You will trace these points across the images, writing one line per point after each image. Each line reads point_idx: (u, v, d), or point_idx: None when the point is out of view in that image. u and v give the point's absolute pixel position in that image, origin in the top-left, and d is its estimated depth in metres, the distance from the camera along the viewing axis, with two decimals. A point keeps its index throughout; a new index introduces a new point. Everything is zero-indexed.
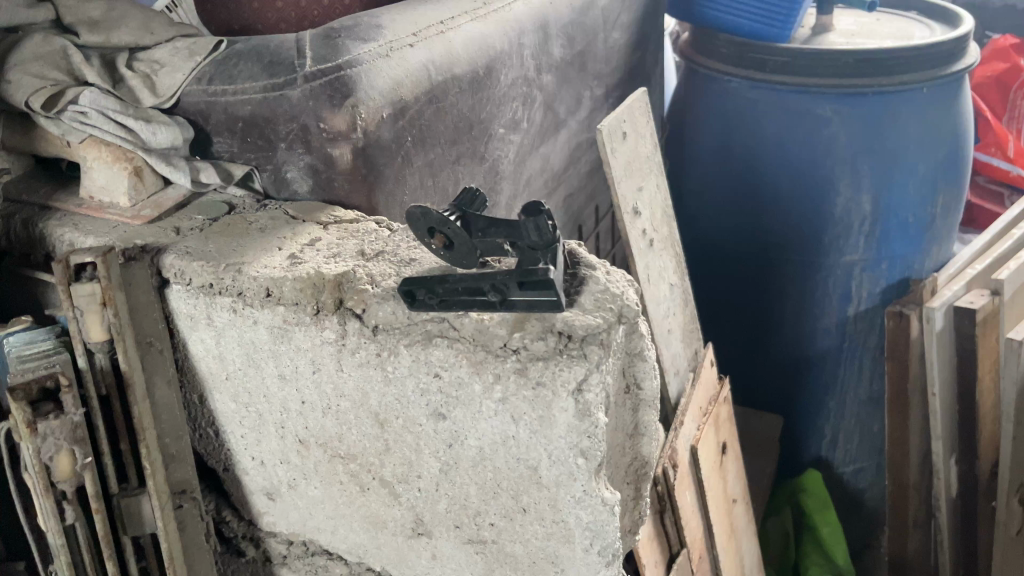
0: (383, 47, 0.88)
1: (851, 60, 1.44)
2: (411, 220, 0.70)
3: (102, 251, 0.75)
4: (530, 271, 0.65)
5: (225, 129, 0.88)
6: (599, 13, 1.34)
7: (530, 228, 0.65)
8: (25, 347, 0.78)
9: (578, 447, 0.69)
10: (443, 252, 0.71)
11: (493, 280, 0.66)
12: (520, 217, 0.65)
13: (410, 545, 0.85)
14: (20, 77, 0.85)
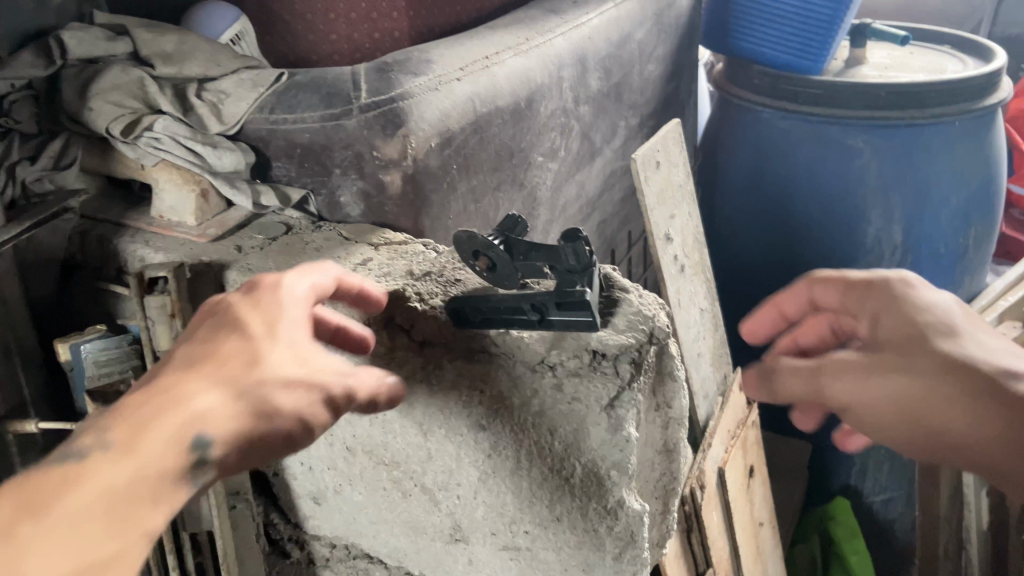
0: (433, 80, 0.94)
1: (882, 94, 1.47)
2: (458, 243, 0.75)
3: (172, 267, 0.82)
4: (566, 293, 0.68)
5: (283, 154, 0.95)
6: (636, 47, 1.39)
7: (567, 255, 0.67)
8: (101, 352, 0.85)
9: (610, 459, 0.75)
10: (490, 268, 0.76)
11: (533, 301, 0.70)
12: (558, 243, 0.67)
13: (448, 550, 0.90)
14: (101, 105, 0.91)
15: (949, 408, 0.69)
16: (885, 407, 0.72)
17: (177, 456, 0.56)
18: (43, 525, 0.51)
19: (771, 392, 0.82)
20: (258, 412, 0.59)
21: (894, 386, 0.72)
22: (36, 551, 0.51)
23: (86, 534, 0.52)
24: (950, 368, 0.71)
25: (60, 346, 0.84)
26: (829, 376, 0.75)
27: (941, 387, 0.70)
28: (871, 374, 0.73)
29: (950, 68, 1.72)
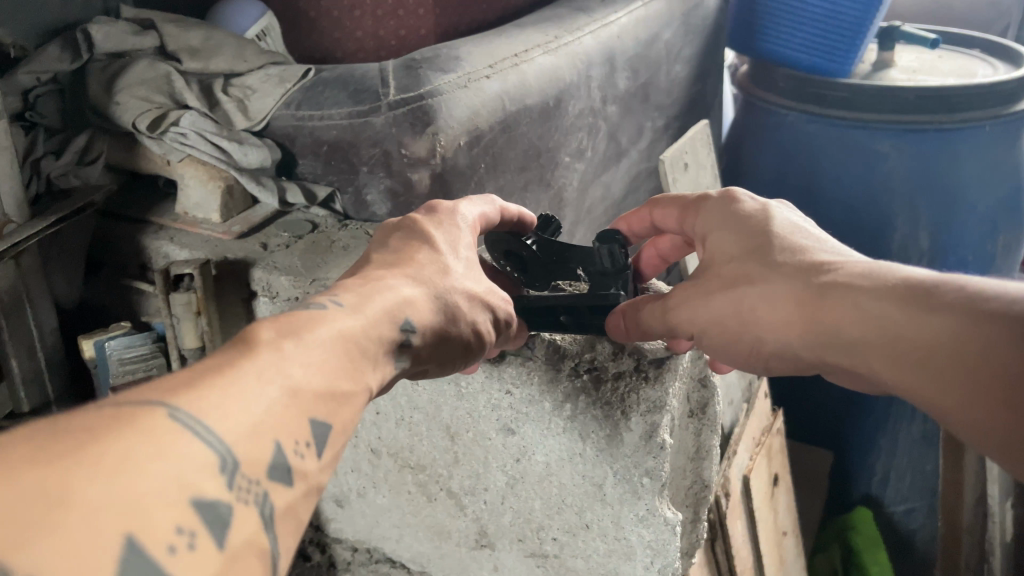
0: (461, 78, 0.93)
1: (911, 97, 1.45)
2: (488, 245, 0.74)
3: (198, 264, 0.81)
4: (602, 298, 0.68)
5: (310, 151, 0.93)
6: (663, 46, 1.37)
7: (603, 256, 0.71)
8: (126, 350, 0.83)
9: (643, 466, 0.73)
10: (518, 270, 0.76)
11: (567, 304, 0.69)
12: (596, 244, 0.71)
13: (472, 557, 0.88)
14: (128, 100, 0.90)
15: (747, 333, 0.63)
16: (709, 326, 0.65)
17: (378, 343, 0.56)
18: (293, 345, 0.49)
19: (639, 336, 0.68)
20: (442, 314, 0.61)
21: (757, 333, 0.63)
22: (292, 368, 0.47)
23: (326, 369, 0.49)
24: (772, 301, 0.61)
25: (85, 342, 0.84)
26: (670, 308, 0.66)
27: (746, 339, 0.63)
28: (761, 310, 0.62)
29: (980, 72, 1.69)
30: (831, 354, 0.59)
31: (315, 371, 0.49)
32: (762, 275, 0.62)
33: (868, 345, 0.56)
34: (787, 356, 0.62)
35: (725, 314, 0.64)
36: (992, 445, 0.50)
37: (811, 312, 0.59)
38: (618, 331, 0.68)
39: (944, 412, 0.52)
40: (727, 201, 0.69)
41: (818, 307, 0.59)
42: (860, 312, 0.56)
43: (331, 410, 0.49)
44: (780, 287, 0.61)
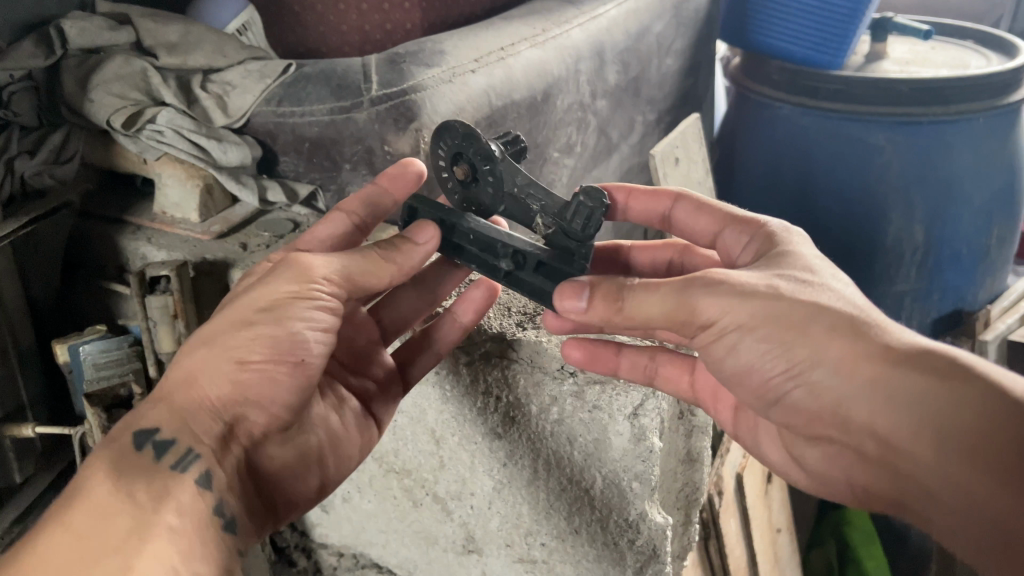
0: (447, 72, 0.90)
1: (907, 89, 1.42)
2: (450, 134, 0.67)
3: (175, 265, 0.78)
4: (565, 259, 0.65)
5: (292, 148, 0.91)
6: (654, 39, 1.35)
7: (577, 217, 0.62)
8: (101, 354, 0.81)
9: (632, 470, 0.71)
10: (467, 182, 0.69)
11: (514, 248, 0.66)
12: (577, 191, 0.61)
13: (460, 562, 0.86)
14: (102, 96, 0.88)
15: (795, 355, 0.56)
16: (749, 324, 0.57)
17: (149, 465, 0.58)
18: (34, 565, 0.51)
19: (615, 316, 0.60)
20: (228, 330, 0.60)
21: (807, 355, 0.56)
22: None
23: (83, 558, 0.52)
24: (841, 335, 0.55)
25: (58, 346, 0.82)
26: (703, 291, 0.57)
27: (796, 356, 0.56)
28: (823, 330, 0.55)
29: (974, 63, 1.67)
30: (882, 405, 0.54)
31: (72, 568, 0.52)
32: (835, 306, 0.56)
33: (935, 416, 0.52)
34: (821, 389, 0.56)
35: (782, 325, 0.56)
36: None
37: (884, 361, 0.54)
38: (571, 301, 0.61)
39: (1004, 508, 0.49)
40: (777, 240, 0.64)
41: (893, 359, 0.54)
42: (944, 381, 0.52)
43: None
44: (852, 325, 0.55)
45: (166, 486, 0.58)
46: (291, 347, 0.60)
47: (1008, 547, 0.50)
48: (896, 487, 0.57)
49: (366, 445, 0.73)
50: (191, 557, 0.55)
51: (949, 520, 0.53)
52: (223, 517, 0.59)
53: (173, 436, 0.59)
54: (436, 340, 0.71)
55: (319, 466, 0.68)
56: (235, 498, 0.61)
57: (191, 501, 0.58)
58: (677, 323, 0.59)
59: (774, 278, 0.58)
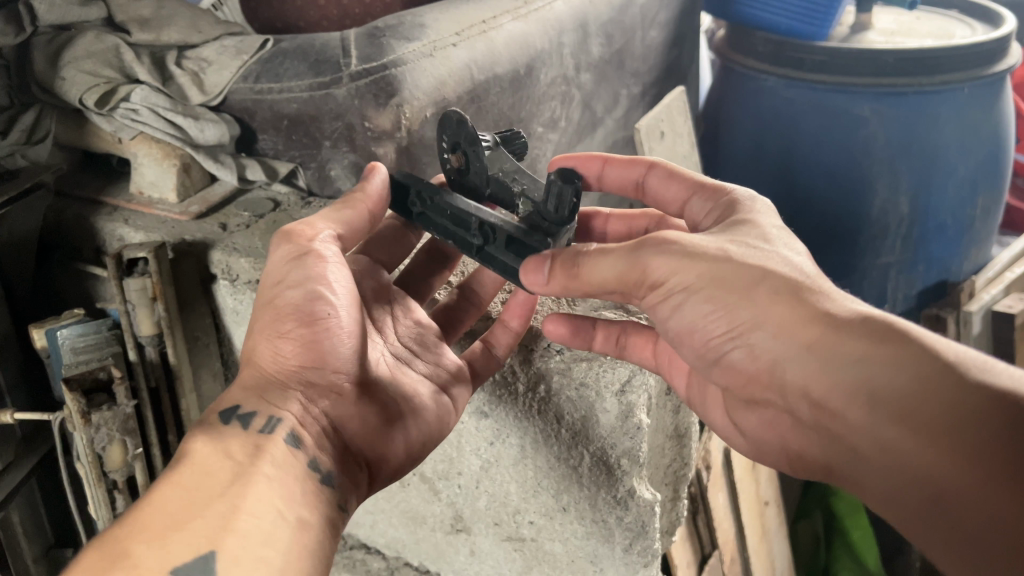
0: (427, 46, 0.88)
1: (891, 60, 1.41)
2: (446, 123, 0.67)
3: (152, 247, 0.76)
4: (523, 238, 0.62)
5: (271, 126, 0.90)
6: (637, 11, 1.33)
7: (550, 198, 0.59)
8: (79, 338, 0.79)
9: (620, 447, 0.71)
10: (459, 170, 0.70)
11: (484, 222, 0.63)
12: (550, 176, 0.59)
13: (448, 541, 0.86)
14: (74, 74, 0.86)
15: (737, 317, 0.57)
16: (702, 277, 0.56)
17: (239, 433, 0.58)
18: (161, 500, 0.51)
19: (568, 283, 0.59)
20: (261, 309, 0.63)
21: (751, 316, 0.56)
22: (170, 523, 0.50)
23: (195, 498, 0.51)
24: (783, 295, 0.55)
25: (36, 330, 0.79)
26: (650, 249, 0.57)
27: (737, 317, 0.56)
28: (772, 295, 0.55)
29: (959, 33, 1.66)
30: (818, 369, 0.54)
31: (187, 511, 0.51)
32: (784, 271, 0.56)
33: (869, 380, 0.51)
34: (757, 349, 0.57)
35: (731, 283, 0.56)
36: (953, 515, 0.47)
37: (821, 327, 0.54)
38: (534, 276, 0.60)
39: (926, 474, 0.48)
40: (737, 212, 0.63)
41: (834, 324, 0.53)
42: (884, 346, 0.51)
43: (232, 517, 0.51)
44: (796, 289, 0.56)
45: (258, 444, 0.57)
46: (309, 303, 0.61)
47: (931, 502, 0.48)
48: (827, 452, 0.57)
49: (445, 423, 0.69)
50: (293, 501, 0.54)
51: (878, 487, 0.52)
52: (319, 472, 0.58)
53: (254, 410, 0.59)
54: (494, 341, 0.69)
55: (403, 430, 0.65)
56: (325, 454, 0.59)
57: (285, 457, 0.57)
58: (630, 285, 0.59)
59: (727, 243, 0.58)
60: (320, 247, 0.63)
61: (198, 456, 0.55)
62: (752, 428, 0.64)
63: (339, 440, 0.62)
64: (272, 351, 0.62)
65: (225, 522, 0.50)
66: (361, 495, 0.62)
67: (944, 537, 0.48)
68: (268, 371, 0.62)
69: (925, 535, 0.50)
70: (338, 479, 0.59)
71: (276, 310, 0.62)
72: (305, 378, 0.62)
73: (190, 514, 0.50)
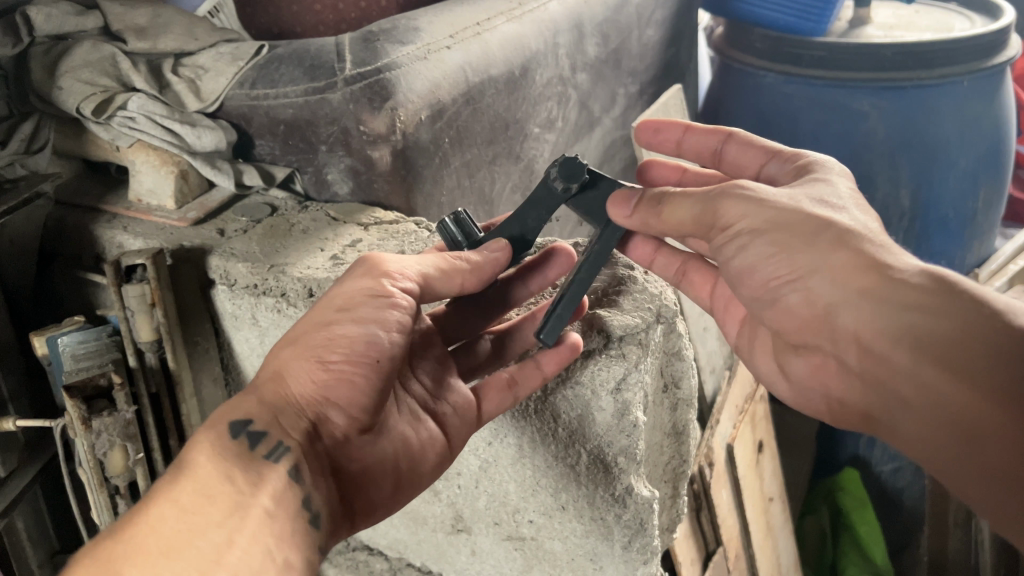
0: (421, 49, 0.89)
1: (890, 54, 1.41)
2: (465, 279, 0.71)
3: (151, 253, 0.77)
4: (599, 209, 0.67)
5: (267, 131, 0.90)
6: (633, 10, 1.33)
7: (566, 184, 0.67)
8: (80, 344, 0.79)
9: (617, 445, 0.71)
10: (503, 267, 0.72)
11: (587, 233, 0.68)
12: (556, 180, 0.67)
13: (450, 541, 0.86)
14: (71, 83, 0.86)
15: (797, 262, 0.59)
16: (769, 225, 0.59)
17: (244, 451, 0.58)
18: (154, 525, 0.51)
19: (651, 221, 0.63)
20: (309, 330, 0.64)
21: (810, 260, 0.58)
22: (163, 548, 0.50)
23: (194, 524, 0.52)
24: (846, 243, 0.57)
25: (36, 338, 0.80)
26: (728, 195, 0.60)
27: (797, 262, 0.58)
28: (835, 241, 0.57)
29: (958, 26, 1.66)
30: (872, 313, 0.56)
31: (183, 535, 0.51)
32: (846, 222, 0.58)
33: (920, 326, 0.53)
34: (813, 294, 0.59)
35: (795, 232, 0.58)
36: (987, 455, 0.50)
37: (881, 280, 0.56)
38: (620, 209, 0.65)
39: (970, 410, 0.50)
40: (813, 170, 0.65)
41: (891, 275, 0.56)
42: (938, 294, 0.53)
43: (226, 551, 0.52)
44: (855, 239, 0.58)
45: (258, 465, 0.58)
46: (366, 345, 0.63)
47: (966, 443, 0.51)
48: (870, 399, 0.60)
49: (444, 464, 0.71)
50: (282, 539, 0.55)
51: (914, 426, 0.55)
52: (309, 513, 0.58)
53: (263, 429, 0.60)
54: (519, 383, 0.68)
55: (402, 479, 0.68)
56: (319, 493, 0.60)
57: (281, 490, 0.57)
58: (704, 227, 0.62)
59: (797, 195, 0.60)
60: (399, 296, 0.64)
61: (199, 471, 0.56)
62: (795, 376, 0.68)
63: (331, 481, 0.62)
64: (296, 377, 0.63)
65: (217, 552, 0.51)
66: (340, 533, 0.63)
67: (971, 468, 0.52)
68: (280, 386, 0.63)
69: (957, 467, 0.53)
70: (325, 524, 0.59)
71: (324, 339, 0.63)
72: (323, 404, 0.63)
73: (186, 541, 0.51)
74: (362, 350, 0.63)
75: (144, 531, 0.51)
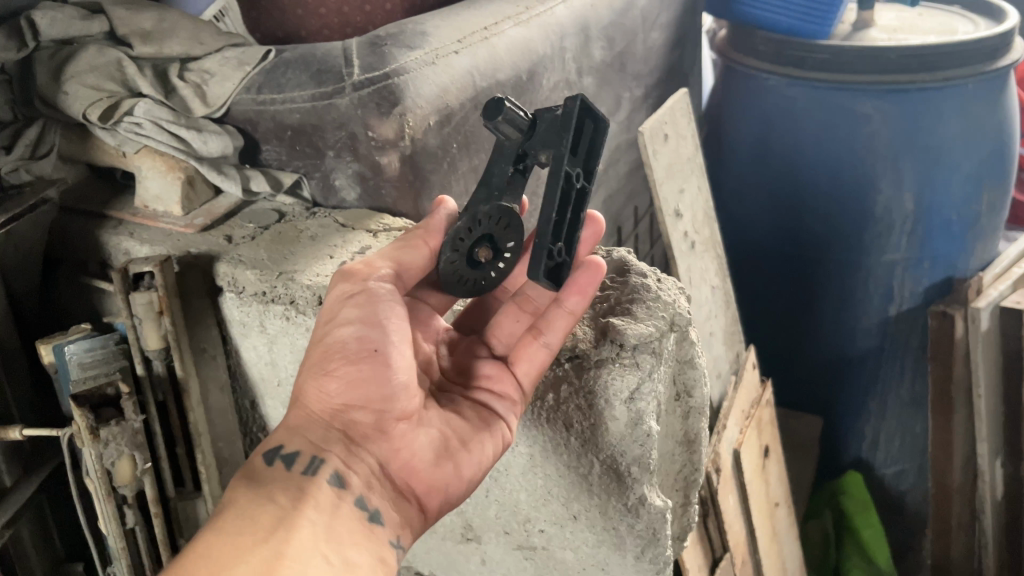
0: (429, 54, 0.88)
1: (894, 57, 1.41)
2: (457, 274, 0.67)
3: (158, 260, 0.76)
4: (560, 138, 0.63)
5: (274, 136, 0.90)
6: (639, 14, 1.33)
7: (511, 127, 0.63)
8: (86, 354, 0.79)
9: (631, 454, 0.70)
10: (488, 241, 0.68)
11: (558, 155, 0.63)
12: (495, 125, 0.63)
13: (459, 550, 0.86)
14: (76, 89, 0.86)
15: None
16: None
17: (283, 474, 0.62)
18: (199, 555, 0.54)
19: None
20: (311, 346, 0.66)
21: None
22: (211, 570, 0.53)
23: (238, 546, 0.55)
24: None
25: (43, 346, 0.80)
26: None
27: None
28: None
29: (962, 29, 1.66)
30: None
31: (228, 560, 0.54)
32: None
33: None
34: None
35: None
36: None
37: None
38: None
39: None
40: None
41: None
42: None
43: (276, 564, 0.54)
44: None
45: (284, 495, 0.60)
46: (358, 342, 0.63)
47: None
48: None
49: (500, 441, 0.68)
50: (338, 540, 0.59)
51: None
52: (365, 509, 0.62)
53: (297, 449, 0.64)
54: (544, 329, 0.67)
55: (452, 464, 0.67)
56: (373, 494, 0.63)
57: (330, 501, 0.61)
58: None
59: None
60: (375, 285, 0.65)
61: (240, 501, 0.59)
62: None
63: (389, 482, 0.65)
64: (319, 389, 0.65)
65: (269, 566, 0.54)
66: (415, 530, 0.65)
67: None
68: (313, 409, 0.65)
69: None
70: (387, 517, 0.63)
71: (326, 347, 0.64)
72: (348, 414, 0.65)
73: (231, 563, 0.53)
74: (357, 347, 0.63)
75: (191, 562, 0.53)
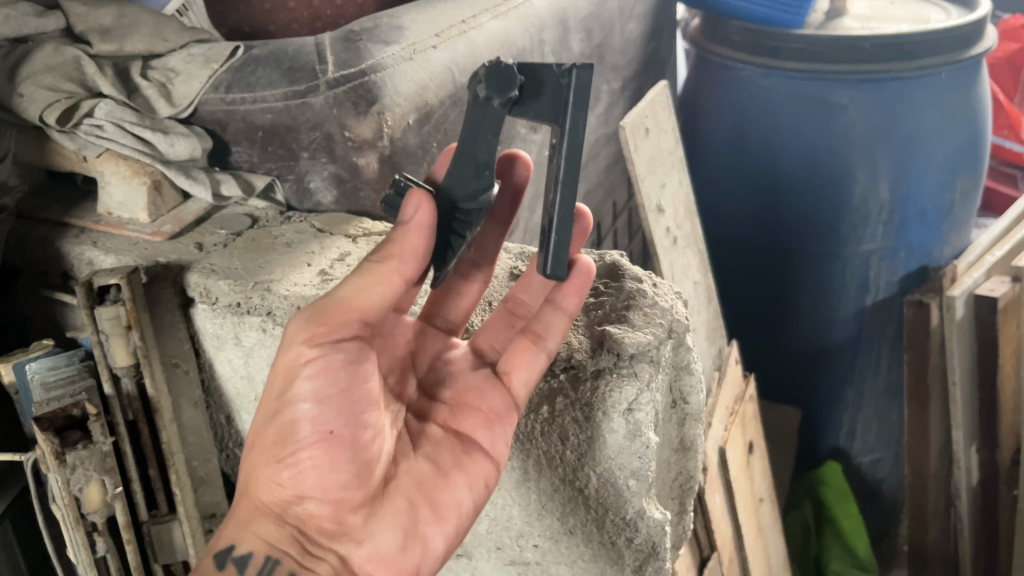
0: (406, 49, 0.84)
1: (867, 46, 1.39)
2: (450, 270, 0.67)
3: (124, 272, 0.72)
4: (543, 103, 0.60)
5: (244, 138, 0.85)
6: (616, 4, 1.30)
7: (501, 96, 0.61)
8: (50, 372, 0.75)
9: (628, 468, 0.67)
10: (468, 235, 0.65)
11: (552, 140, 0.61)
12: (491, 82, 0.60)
13: (448, 565, 0.83)
14: (33, 90, 0.81)
15: None
16: None
17: None
18: None
19: None
20: (265, 426, 0.64)
21: None
22: None
23: None
24: None
25: (4, 365, 0.76)
26: None
27: None
28: None
29: (935, 16, 1.65)
30: None
31: None
32: None
33: None
34: None
35: None
36: None
37: None
38: None
39: None
40: None
41: None
42: None
43: None
44: None
45: None
46: (312, 426, 0.62)
47: None
48: None
49: (479, 494, 0.67)
50: None
51: None
52: None
53: (250, 549, 0.65)
54: (543, 333, 0.64)
55: (421, 540, 0.66)
56: None
57: None
58: None
59: None
60: (329, 354, 0.61)
61: None
62: None
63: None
64: (269, 483, 0.64)
65: None
66: None
67: None
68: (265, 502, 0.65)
69: None
70: None
71: (280, 432, 0.63)
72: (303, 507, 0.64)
73: None
74: (310, 434, 0.62)
75: None
